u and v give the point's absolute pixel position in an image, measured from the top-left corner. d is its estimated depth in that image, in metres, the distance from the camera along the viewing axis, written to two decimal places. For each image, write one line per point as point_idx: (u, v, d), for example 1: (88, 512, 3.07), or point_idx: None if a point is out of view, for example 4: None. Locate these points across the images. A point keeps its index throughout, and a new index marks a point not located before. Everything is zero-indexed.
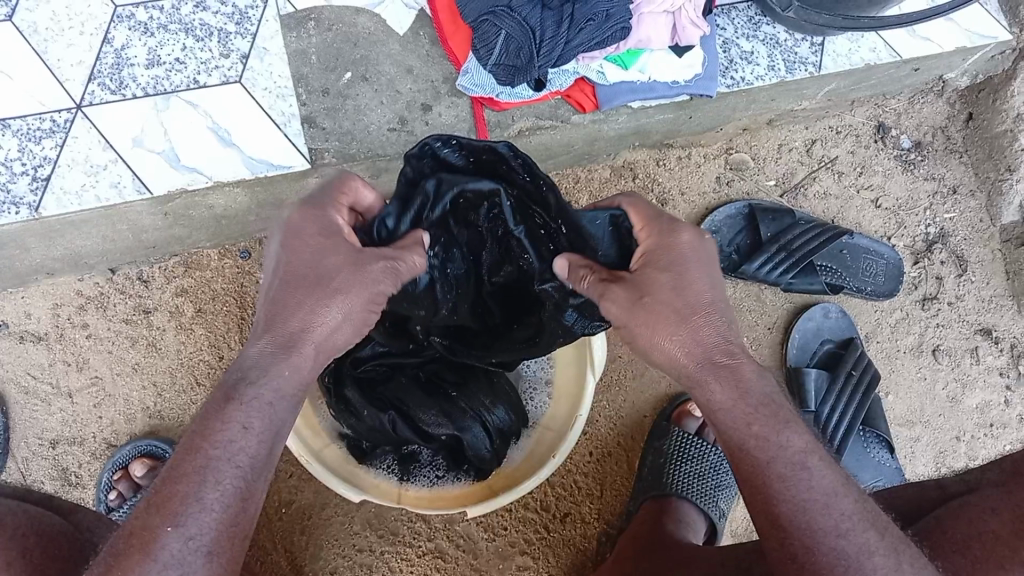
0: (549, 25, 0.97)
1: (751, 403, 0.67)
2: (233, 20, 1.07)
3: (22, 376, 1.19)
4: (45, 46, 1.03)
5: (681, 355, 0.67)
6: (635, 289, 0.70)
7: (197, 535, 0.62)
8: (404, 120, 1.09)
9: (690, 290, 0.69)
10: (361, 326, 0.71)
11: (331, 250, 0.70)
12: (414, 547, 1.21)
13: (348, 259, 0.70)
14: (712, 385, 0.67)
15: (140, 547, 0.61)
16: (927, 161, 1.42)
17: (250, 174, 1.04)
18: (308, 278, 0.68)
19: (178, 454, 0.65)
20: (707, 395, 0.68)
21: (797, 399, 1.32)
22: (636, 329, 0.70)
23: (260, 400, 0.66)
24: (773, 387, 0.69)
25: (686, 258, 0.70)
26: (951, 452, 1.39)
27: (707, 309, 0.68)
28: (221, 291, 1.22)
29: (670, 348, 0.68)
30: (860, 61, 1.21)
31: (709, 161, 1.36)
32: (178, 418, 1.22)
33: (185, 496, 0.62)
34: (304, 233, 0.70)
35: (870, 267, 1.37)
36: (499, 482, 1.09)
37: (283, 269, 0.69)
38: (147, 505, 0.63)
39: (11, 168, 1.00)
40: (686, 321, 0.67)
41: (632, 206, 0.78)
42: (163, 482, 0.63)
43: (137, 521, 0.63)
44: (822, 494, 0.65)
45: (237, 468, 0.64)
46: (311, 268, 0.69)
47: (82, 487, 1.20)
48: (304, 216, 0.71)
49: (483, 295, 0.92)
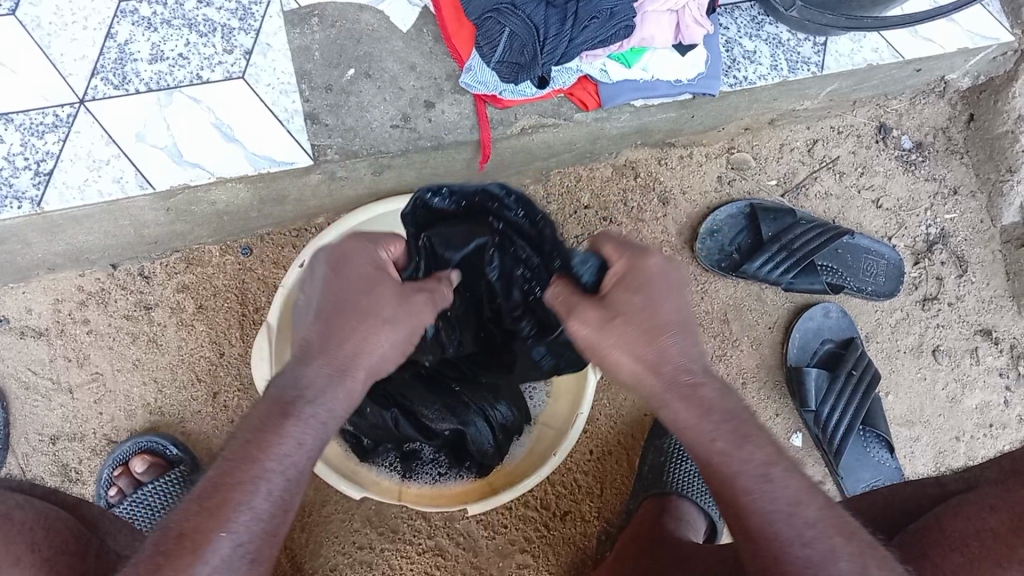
0: (552, 23, 0.98)
1: (713, 420, 0.67)
2: (236, 16, 1.07)
3: (22, 372, 1.19)
4: (48, 41, 1.03)
5: (643, 373, 0.69)
6: (605, 308, 0.72)
7: (247, 542, 0.62)
8: (407, 117, 1.09)
9: (658, 310, 0.70)
10: (402, 356, 0.75)
11: (380, 280, 0.74)
12: (414, 544, 1.21)
13: (396, 291, 0.74)
14: (674, 405, 0.68)
15: (191, 550, 0.60)
16: (928, 162, 1.43)
17: (253, 169, 1.04)
18: (357, 303, 0.71)
19: (227, 463, 0.65)
20: (671, 414, 0.69)
21: (798, 399, 1.32)
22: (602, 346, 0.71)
23: (316, 416, 0.68)
24: (737, 405, 0.69)
25: (653, 283, 0.72)
26: (951, 452, 1.40)
27: (672, 330, 0.70)
28: (222, 287, 1.22)
29: (631, 366, 0.69)
30: (862, 60, 1.21)
31: (710, 160, 1.37)
32: (179, 415, 1.22)
33: (236, 502, 0.63)
34: (359, 261, 0.75)
35: (870, 267, 1.38)
36: (501, 479, 1.11)
37: (331, 292, 0.72)
38: (195, 509, 0.63)
39: (13, 162, 1.00)
40: (652, 340, 0.69)
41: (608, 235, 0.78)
42: (215, 489, 0.63)
43: (185, 524, 0.62)
44: (788, 504, 0.64)
45: (287, 480, 0.65)
46: (361, 293, 0.72)
47: (82, 483, 1.20)
48: (360, 246, 0.76)
49: (483, 322, 0.95)
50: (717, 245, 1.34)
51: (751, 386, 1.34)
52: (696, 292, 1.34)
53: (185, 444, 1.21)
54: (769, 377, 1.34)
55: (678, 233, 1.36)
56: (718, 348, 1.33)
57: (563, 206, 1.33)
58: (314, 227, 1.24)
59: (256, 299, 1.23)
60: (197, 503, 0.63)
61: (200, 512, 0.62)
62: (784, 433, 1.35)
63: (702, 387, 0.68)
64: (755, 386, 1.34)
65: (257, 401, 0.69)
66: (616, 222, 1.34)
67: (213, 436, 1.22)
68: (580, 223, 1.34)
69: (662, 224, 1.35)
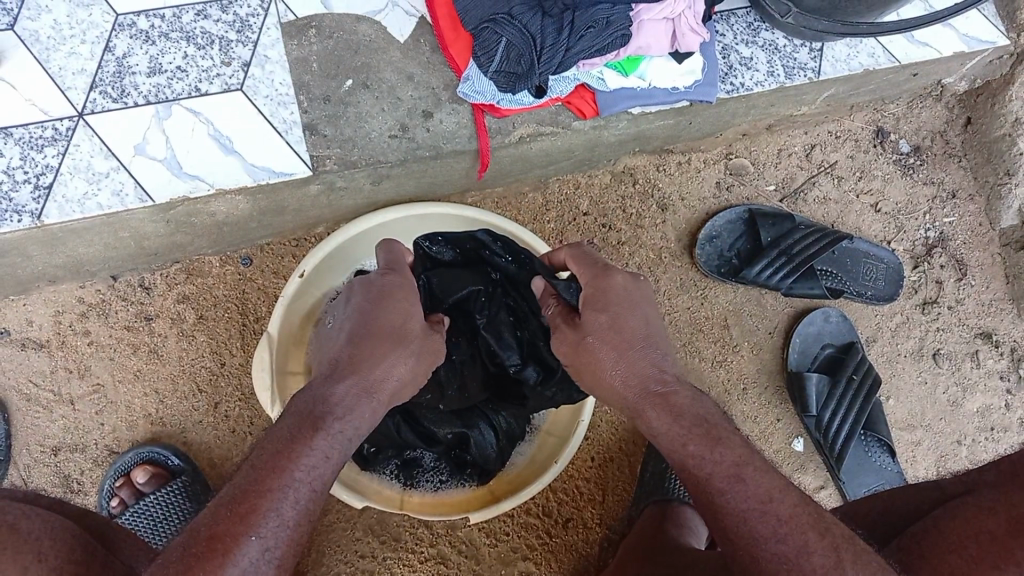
0: (549, 32, 0.97)
1: (684, 425, 0.71)
2: (234, 28, 1.07)
3: (24, 384, 1.19)
4: (47, 55, 1.04)
5: (623, 386, 0.75)
6: (578, 328, 0.80)
7: (273, 547, 0.65)
8: (406, 127, 1.09)
9: (625, 322, 0.77)
10: (414, 385, 0.83)
11: (409, 313, 0.84)
12: (416, 553, 1.21)
13: (422, 325, 0.85)
14: (649, 416, 0.73)
15: (222, 551, 0.62)
16: (925, 166, 1.43)
17: (251, 181, 1.04)
18: (388, 333, 0.81)
19: (258, 470, 0.68)
20: (648, 423, 0.74)
21: (799, 404, 1.32)
22: (585, 359, 0.78)
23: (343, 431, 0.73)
24: (706, 409, 0.73)
25: (620, 301, 0.78)
26: (952, 455, 1.40)
27: (643, 342, 0.76)
28: (222, 297, 1.23)
29: (612, 381, 0.76)
30: (859, 66, 1.21)
31: (708, 166, 1.37)
32: (180, 425, 1.22)
33: (265, 510, 0.65)
34: (392, 293, 0.85)
35: (869, 271, 1.38)
36: (502, 487, 1.11)
37: (365, 320, 0.82)
38: (222, 515, 0.65)
39: (13, 176, 1.00)
40: (623, 352, 0.76)
41: (578, 257, 0.86)
42: (247, 495, 0.66)
43: (214, 527, 0.64)
44: (757, 501, 0.67)
45: (313, 490, 0.69)
46: (392, 325, 0.82)
47: (84, 494, 1.20)
48: (394, 280, 0.86)
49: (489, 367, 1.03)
50: (716, 250, 1.34)
51: (752, 391, 1.34)
52: (695, 298, 1.35)
53: (187, 454, 1.21)
54: (769, 382, 1.34)
55: (677, 239, 1.36)
56: (719, 354, 1.33)
57: (562, 213, 1.33)
58: (314, 237, 1.24)
59: (257, 309, 1.23)
60: (224, 510, 0.65)
61: (227, 517, 0.65)
62: (785, 438, 1.35)
63: (674, 395, 0.73)
64: (756, 392, 1.34)
65: (286, 416, 0.74)
66: (614, 228, 1.35)
67: (214, 446, 1.22)
68: (579, 230, 1.34)
69: (662, 230, 1.36)
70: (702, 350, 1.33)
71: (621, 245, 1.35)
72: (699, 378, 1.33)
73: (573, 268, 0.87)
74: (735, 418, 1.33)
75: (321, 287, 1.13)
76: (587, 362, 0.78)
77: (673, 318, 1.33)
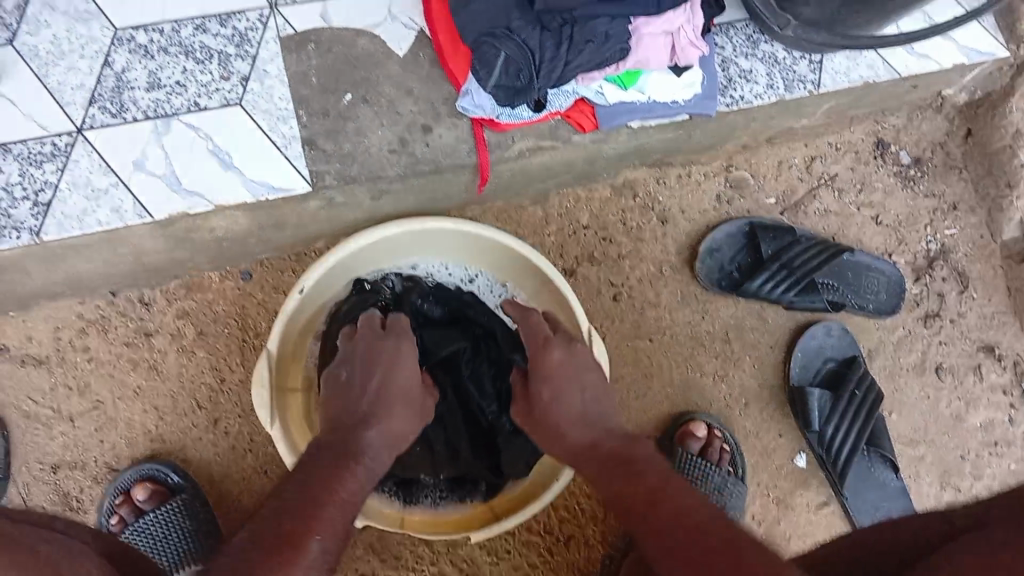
0: (548, 47, 0.97)
1: (611, 467, 0.76)
2: (233, 43, 1.07)
3: (23, 401, 1.18)
4: (45, 70, 1.03)
5: (563, 442, 0.82)
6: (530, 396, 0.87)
7: (330, 550, 0.68)
8: (405, 142, 1.09)
9: (560, 388, 0.83)
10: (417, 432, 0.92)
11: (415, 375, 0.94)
12: (417, 571, 1.20)
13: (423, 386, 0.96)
14: (585, 462, 0.79)
15: (293, 544, 0.66)
16: (926, 177, 1.42)
17: (251, 196, 1.04)
18: (400, 386, 0.90)
19: (313, 487, 0.73)
20: (584, 470, 0.80)
21: (801, 419, 1.31)
22: (534, 423, 0.86)
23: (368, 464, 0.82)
24: (631, 450, 0.78)
25: (564, 368, 0.85)
26: (956, 471, 1.39)
27: (580, 417, 0.82)
28: (222, 313, 1.22)
29: (555, 431, 0.83)
30: (858, 78, 1.21)
31: (708, 179, 1.37)
32: (180, 442, 1.21)
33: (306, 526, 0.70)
34: (401, 354, 0.94)
35: (871, 284, 1.37)
36: (502, 504, 1.11)
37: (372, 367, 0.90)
38: (283, 524, 0.68)
39: (12, 193, 1.00)
40: (558, 420, 0.82)
41: (527, 320, 0.94)
42: (314, 503, 0.71)
43: (291, 526, 0.68)
44: (674, 518, 0.68)
45: (354, 509, 0.75)
46: (399, 379, 0.91)
47: (83, 512, 1.19)
48: (404, 341, 0.96)
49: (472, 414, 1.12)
50: (716, 264, 1.34)
51: (754, 406, 1.33)
52: (696, 312, 1.34)
53: (187, 471, 1.20)
54: (771, 397, 1.34)
55: (677, 252, 1.36)
56: (720, 369, 1.33)
57: (562, 227, 1.33)
58: (314, 251, 1.24)
59: (256, 325, 1.23)
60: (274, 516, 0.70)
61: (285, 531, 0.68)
62: (788, 453, 1.34)
63: (603, 446, 0.79)
64: (758, 407, 1.33)
65: (319, 449, 0.80)
66: (615, 242, 1.34)
67: (214, 463, 1.22)
68: (579, 243, 1.33)
69: (662, 243, 1.35)
70: (703, 365, 1.33)
71: (621, 259, 1.34)
72: (700, 393, 1.32)
73: (521, 325, 0.94)
74: (737, 433, 1.33)
75: (315, 303, 1.12)
76: (540, 424, 0.85)
77: (674, 333, 1.33)
